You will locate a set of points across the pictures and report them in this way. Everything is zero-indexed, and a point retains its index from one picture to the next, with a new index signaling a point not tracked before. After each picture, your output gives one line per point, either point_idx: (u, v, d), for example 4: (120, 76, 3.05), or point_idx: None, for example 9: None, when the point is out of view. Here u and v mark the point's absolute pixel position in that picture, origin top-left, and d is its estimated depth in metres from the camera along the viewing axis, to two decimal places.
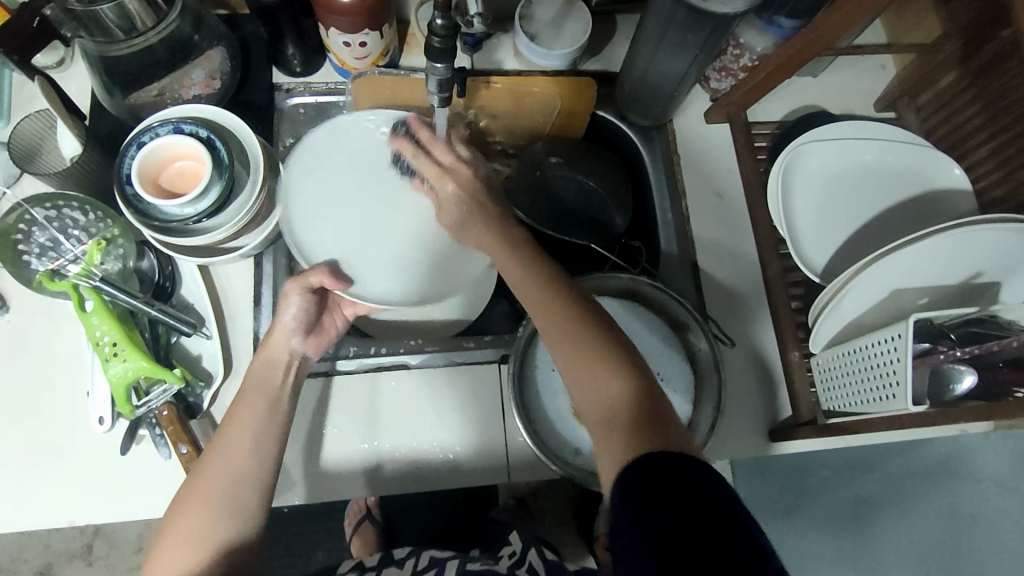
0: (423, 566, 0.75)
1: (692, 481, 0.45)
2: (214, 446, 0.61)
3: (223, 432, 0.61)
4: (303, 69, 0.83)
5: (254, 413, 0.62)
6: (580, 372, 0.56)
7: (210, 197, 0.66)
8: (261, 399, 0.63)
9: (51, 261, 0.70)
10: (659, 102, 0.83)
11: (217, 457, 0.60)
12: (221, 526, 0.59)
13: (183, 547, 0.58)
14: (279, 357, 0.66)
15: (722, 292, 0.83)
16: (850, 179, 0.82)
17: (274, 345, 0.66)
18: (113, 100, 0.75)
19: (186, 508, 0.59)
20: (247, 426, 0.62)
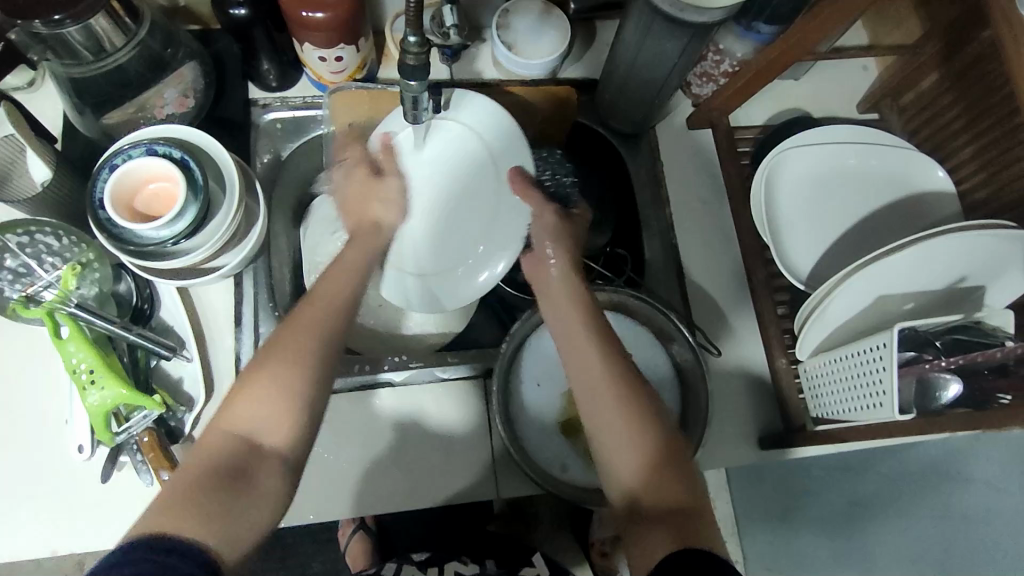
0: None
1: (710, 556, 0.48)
2: (304, 310, 0.57)
3: (317, 301, 0.58)
4: (279, 84, 0.82)
5: (346, 291, 0.60)
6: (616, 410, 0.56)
7: (186, 218, 0.65)
8: (347, 280, 0.61)
9: (25, 287, 0.69)
10: (640, 109, 0.82)
11: (311, 318, 0.56)
12: (311, 390, 0.54)
13: (267, 408, 0.52)
14: (369, 248, 0.66)
15: (709, 300, 0.83)
16: (834, 183, 0.81)
17: (361, 240, 0.66)
18: (84, 120, 0.73)
19: (278, 358, 0.53)
20: (341, 304, 0.59)
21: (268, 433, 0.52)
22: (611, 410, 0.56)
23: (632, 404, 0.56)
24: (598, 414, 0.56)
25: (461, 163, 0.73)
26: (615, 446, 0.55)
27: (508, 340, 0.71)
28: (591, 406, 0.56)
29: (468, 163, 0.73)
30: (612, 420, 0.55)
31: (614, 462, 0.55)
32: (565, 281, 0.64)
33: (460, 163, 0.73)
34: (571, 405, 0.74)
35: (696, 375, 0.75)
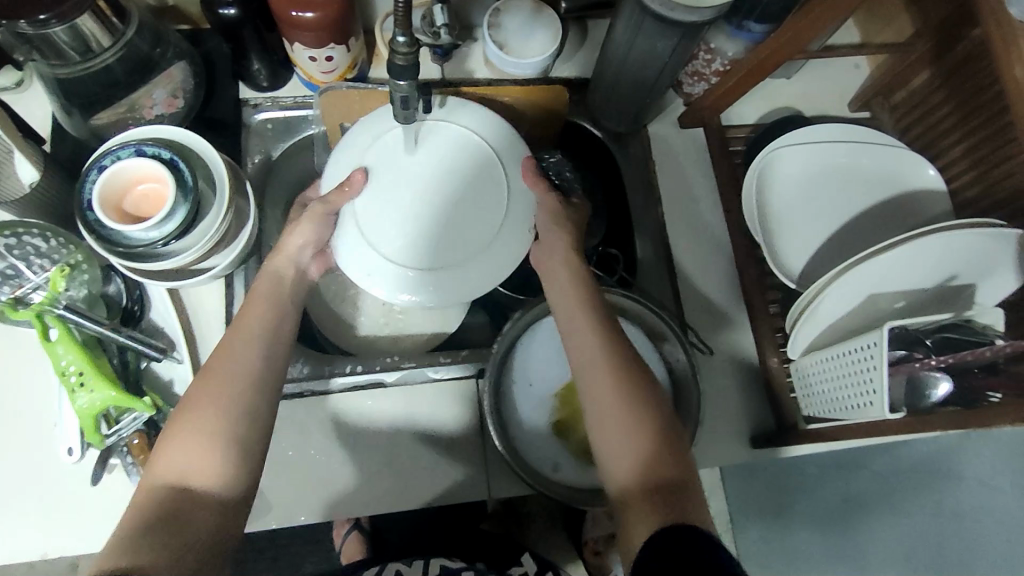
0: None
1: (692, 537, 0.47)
2: (220, 349, 0.59)
3: (231, 339, 0.60)
4: (270, 83, 0.81)
5: (261, 322, 0.62)
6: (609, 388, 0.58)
7: (175, 219, 0.65)
8: (263, 310, 0.63)
9: (14, 289, 0.69)
10: (632, 108, 0.82)
11: (226, 355, 0.58)
12: (237, 416, 0.55)
13: (198, 445, 0.53)
14: (283, 282, 0.67)
15: (701, 299, 0.83)
16: (826, 183, 0.81)
17: (269, 272, 0.68)
18: (74, 123, 0.73)
19: (201, 396, 0.55)
20: (255, 335, 0.60)
21: (197, 473, 0.52)
22: (607, 405, 0.57)
23: (630, 387, 0.58)
24: (597, 412, 0.58)
25: (455, 164, 0.68)
26: (610, 441, 0.57)
27: (499, 341, 0.71)
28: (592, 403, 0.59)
29: (460, 171, 0.68)
30: (609, 415, 0.57)
31: (611, 445, 0.57)
32: (571, 269, 0.67)
33: (454, 167, 0.68)
34: (564, 404, 0.73)
35: (687, 375, 0.74)
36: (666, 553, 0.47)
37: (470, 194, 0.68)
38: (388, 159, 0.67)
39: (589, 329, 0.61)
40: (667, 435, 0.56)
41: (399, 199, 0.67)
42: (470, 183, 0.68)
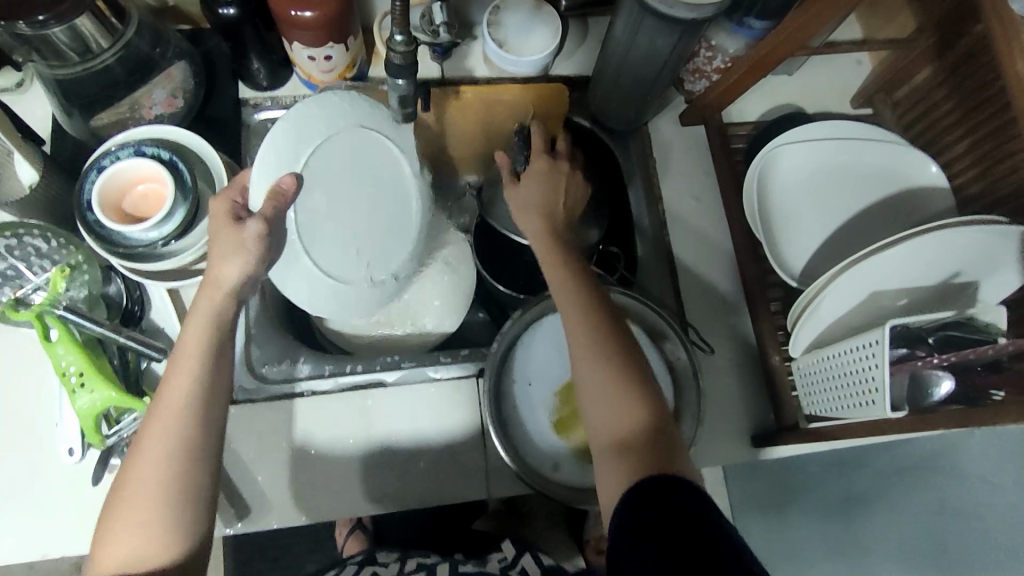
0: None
1: (677, 500, 0.48)
2: (146, 434, 0.54)
3: (156, 421, 0.54)
4: (270, 83, 0.81)
5: (186, 394, 0.54)
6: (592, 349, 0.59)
7: (175, 220, 0.65)
8: (187, 375, 0.55)
9: (15, 289, 0.69)
10: (633, 106, 0.82)
11: (151, 444, 0.53)
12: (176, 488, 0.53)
13: (136, 553, 0.51)
14: (216, 323, 0.56)
15: (702, 297, 0.82)
16: (828, 180, 0.81)
17: (202, 304, 0.56)
18: (73, 123, 0.73)
19: (129, 500, 0.52)
20: (179, 417, 0.54)
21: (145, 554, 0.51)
22: (596, 385, 0.58)
23: (614, 349, 0.59)
24: (590, 392, 0.59)
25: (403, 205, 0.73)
26: (600, 400, 0.58)
27: (499, 339, 0.72)
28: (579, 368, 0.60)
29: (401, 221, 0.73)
30: (596, 389, 0.58)
31: (599, 409, 0.58)
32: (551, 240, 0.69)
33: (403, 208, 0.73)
34: (563, 403, 0.73)
35: (688, 373, 0.74)
36: (655, 500, 0.49)
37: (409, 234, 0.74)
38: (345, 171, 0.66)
39: (582, 339, 0.60)
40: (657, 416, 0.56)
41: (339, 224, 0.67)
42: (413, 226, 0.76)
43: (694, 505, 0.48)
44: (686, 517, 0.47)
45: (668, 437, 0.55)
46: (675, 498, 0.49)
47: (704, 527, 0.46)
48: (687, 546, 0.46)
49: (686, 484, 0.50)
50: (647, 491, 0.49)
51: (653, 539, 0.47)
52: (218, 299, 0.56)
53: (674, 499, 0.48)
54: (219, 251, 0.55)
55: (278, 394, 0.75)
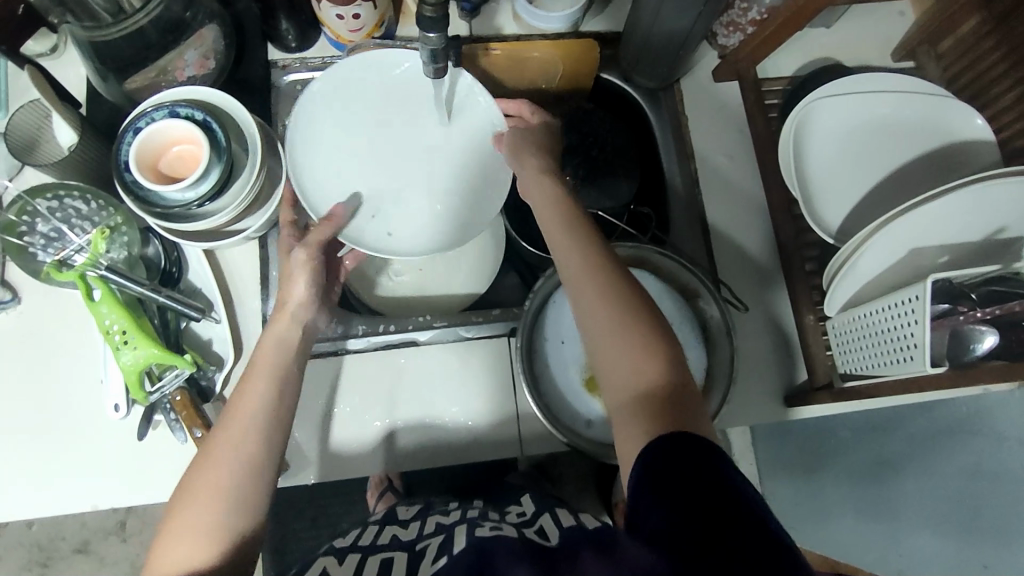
0: (427, 532, 0.61)
1: (703, 471, 0.46)
2: (214, 444, 0.56)
3: (227, 425, 0.57)
4: (298, 44, 0.81)
5: (258, 408, 0.58)
6: (599, 306, 0.57)
7: (210, 180, 0.66)
8: (266, 385, 0.59)
9: (57, 251, 0.70)
10: (665, 61, 0.80)
11: (223, 447, 0.56)
12: (242, 487, 0.55)
13: (189, 552, 0.52)
14: (284, 344, 0.63)
15: (734, 256, 0.81)
16: (866, 135, 0.79)
17: (274, 330, 0.63)
18: (108, 86, 0.73)
19: (194, 501, 0.54)
20: (249, 424, 0.57)
21: (198, 544, 0.52)
22: (604, 339, 0.56)
23: (622, 304, 0.56)
24: (602, 346, 0.56)
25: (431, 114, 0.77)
26: (610, 354, 0.56)
27: (531, 297, 0.72)
28: (587, 323, 0.57)
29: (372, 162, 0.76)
30: (608, 346, 0.56)
31: (609, 363, 0.56)
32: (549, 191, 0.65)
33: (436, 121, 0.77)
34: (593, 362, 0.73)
35: (720, 330, 0.73)
36: (675, 465, 0.46)
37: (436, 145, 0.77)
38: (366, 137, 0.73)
39: (595, 286, 0.57)
40: (675, 378, 0.54)
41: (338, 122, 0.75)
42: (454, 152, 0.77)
43: (715, 457, 0.47)
44: (704, 471, 0.46)
45: (686, 391, 0.53)
46: (693, 452, 0.47)
47: (728, 486, 0.45)
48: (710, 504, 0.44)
49: (702, 440, 0.48)
50: (665, 451, 0.47)
51: (672, 496, 0.45)
52: (291, 326, 0.64)
53: (697, 455, 0.47)
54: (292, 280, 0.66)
55: (316, 352, 0.76)
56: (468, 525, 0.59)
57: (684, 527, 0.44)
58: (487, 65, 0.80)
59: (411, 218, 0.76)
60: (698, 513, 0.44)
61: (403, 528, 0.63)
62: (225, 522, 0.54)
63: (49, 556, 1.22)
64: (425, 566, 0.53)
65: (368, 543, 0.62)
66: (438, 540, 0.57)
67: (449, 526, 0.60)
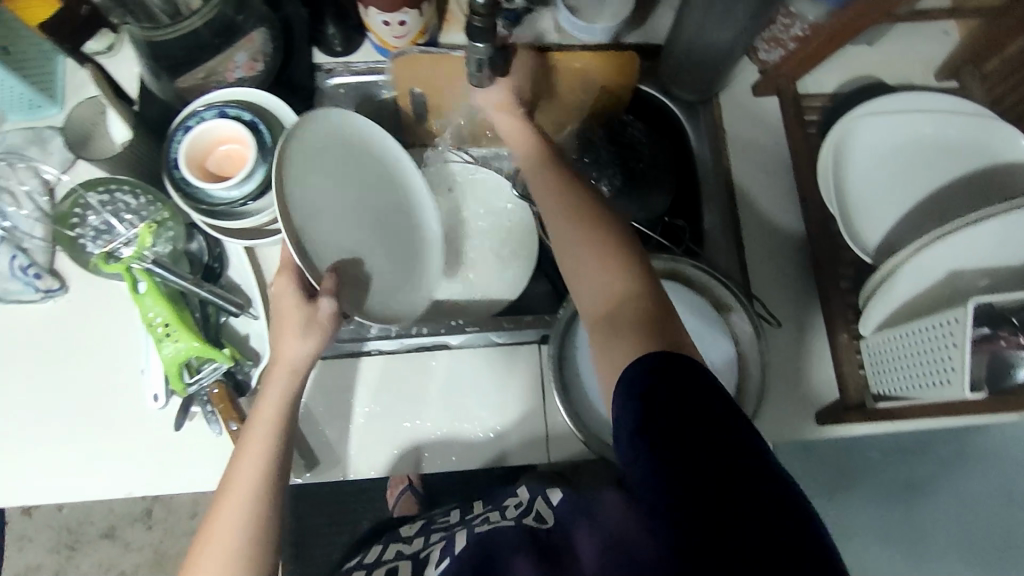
0: (432, 540, 0.62)
1: (702, 415, 0.45)
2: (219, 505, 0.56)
3: (230, 487, 0.56)
4: (344, 48, 0.83)
5: (256, 472, 0.56)
6: (580, 247, 0.59)
7: (255, 179, 0.68)
8: (266, 439, 0.58)
9: (105, 243, 0.73)
10: (704, 75, 0.80)
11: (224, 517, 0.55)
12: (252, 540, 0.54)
13: None
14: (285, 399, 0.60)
15: (767, 271, 0.81)
16: (906, 154, 0.78)
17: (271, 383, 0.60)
18: (159, 83, 0.75)
19: (203, 562, 0.54)
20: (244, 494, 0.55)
21: None
22: (590, 272, 0.58)
23: (605, 245, 0.58)
24: (586, 277, 0.58)
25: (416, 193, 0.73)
26: (594, 282, 0.57)
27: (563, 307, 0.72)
28: (570, 275, 0.59)
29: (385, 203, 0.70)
30: (591, 278, 0.58)
31: (592, 292, 0.57)
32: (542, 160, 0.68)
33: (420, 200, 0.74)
34: None
35: (753, 346, 0.73)
36: (669, 409, 0.45)
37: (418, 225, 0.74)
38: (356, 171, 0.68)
39: (579, 229, 0.60)
40: (653, 306, 0.55)
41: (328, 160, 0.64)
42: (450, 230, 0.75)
43: (717, 405, 0.45)
44: (699, 412, 0.45)
45: (668, 318, 0.54)
46: (690, 390, 0.46)
47: (734, 439, 0.44)
48: (713, 470, 0.43)
49: (696, 366, 0.48)
50: (658, 409, 0.46)
51: (670, 448, 0.44)
52: (289, 380, 0.60)
53: (694, 404, 0.45)
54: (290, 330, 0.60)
55: (333, 352, 0.77)
56: (467, 528, 0.61)
57: (698, 507, 0.42)
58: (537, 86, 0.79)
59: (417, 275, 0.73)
60: (697, 489, 0.42)
61: (407, 542, 0.66)
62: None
63: (77, 539, 1.25)
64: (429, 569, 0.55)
65: (380, 558, 0.63)
66: (440, 546, 0.59)
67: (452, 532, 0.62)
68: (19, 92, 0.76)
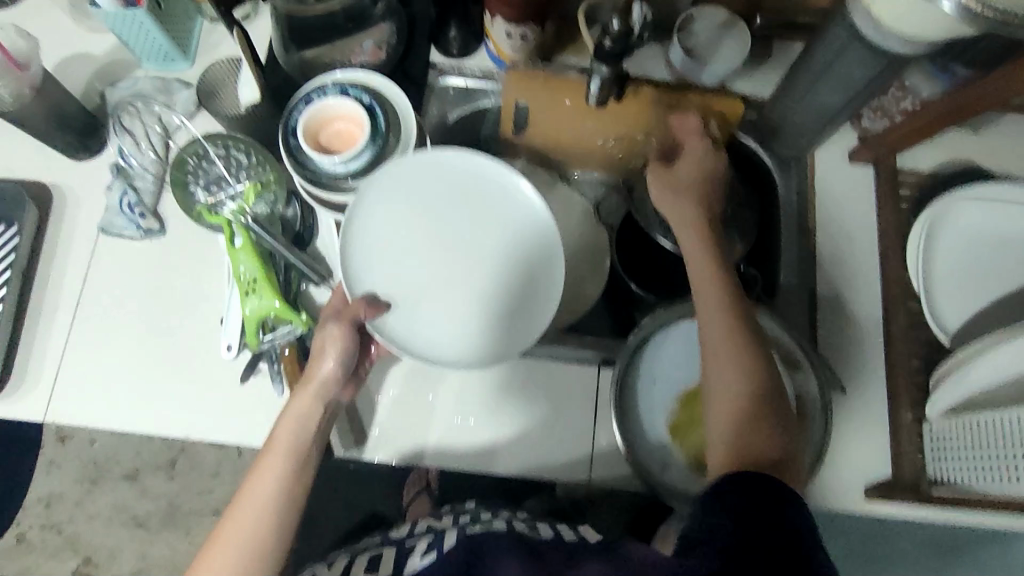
0: (417, 532, 0.60)
1: (766, 501, 0.51)
2: (235, 507, 0.59)
3: (247, 490, 0.59)
4: (460, 52, 0.86)
5: (273, 481, 0.59)
6: (727, 365, 0.62)
7: (363, 159, 0.71)
8: (286, 449, 0.61)
9: (212, 194, 0.77)
10: (806, 134, 0.81)
11: (232, 531, 0.58)
12: (262, 542, 0.58)
13: None
14: (307, 417, 0.63)
15: (838, 337, 0.80)
16: (997, 242, 0.78)
17: (298, 399, 0.64)
18: (287, 55, 0.80)
19: (209, 563, 0.57)
20: (262, 505, 0.58)
21: None
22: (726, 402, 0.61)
23: (751, 383, 0.61)
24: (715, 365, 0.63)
25: (513, 216, 0.73)
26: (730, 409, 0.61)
27: (635, 332, 0.74)
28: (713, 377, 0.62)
29: (467, 227, 0.73)
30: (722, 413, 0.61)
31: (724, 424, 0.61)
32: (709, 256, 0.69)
33: (522, 226, 0.73)
34: (683, 410, 0.74)
35: (816, 408, 0.73)
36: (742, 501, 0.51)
37: (502, 255, 0.73)
38: (441, 194, 0.73)
39: (729, 352, 0.62)
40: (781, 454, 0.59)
41: (404, 197, 0.72)
42: (535, 270, 0.73)
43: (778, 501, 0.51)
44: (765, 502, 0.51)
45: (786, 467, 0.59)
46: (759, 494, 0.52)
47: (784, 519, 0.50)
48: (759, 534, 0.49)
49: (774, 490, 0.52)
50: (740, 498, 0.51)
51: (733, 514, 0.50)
52: (313, 398, 0.64)
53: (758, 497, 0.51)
54: (319, 357, 0.66)
55: None
56: (459, 526, 0.58)
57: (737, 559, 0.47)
58: (620, 120, 0.80)
59: (480, 292, 0.73)
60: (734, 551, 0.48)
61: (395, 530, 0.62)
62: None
63: (100, 475, 1.25)
64: (411, 561, 0.53)
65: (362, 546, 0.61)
66: (428, 540, 0.56)
67: (442, 528, 0.59)
68: (159, 44, 0.81)
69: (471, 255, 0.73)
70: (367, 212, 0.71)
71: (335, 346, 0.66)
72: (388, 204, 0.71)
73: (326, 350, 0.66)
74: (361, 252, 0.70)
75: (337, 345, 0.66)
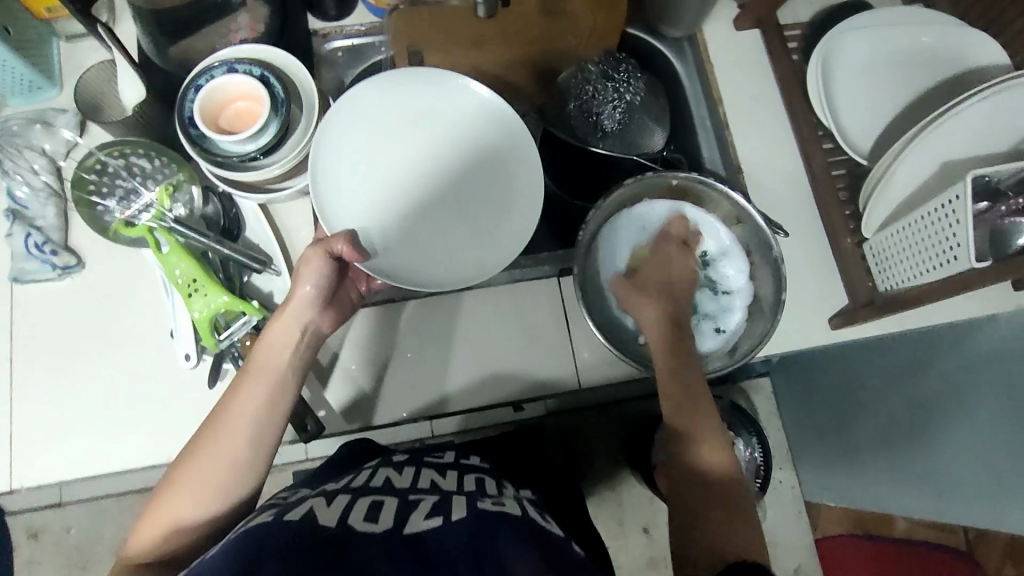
0: (421, 488, 0.55)
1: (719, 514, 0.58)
2: (217, 422, 0.57)
3: (228, 405, 0.58)
4: (337, 10, 0.84)
5: (256, 401, 0.58)
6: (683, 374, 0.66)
7: (269, 132, 0.68)
8: (274, 372, 0.60)
9: (125, 208, 0.74)
10: (691, 9, 0.83)
11: (207, 458, 0.55)
12: (241, 462, 0.56)
13: (182, 512, 0.54)
14: (291, 340, 0.62)
15: (768, 191, 0.84)
16: (882, 66, 0.82)
17: (286, 317, 0.63)
18: (160, 52, 0.77)
19: (186, 477, 0.55)
20: (244, 423, 0.57)
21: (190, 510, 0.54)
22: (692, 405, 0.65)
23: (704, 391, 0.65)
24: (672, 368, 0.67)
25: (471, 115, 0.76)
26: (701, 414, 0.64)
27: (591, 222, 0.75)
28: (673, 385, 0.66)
29: (423, 145, 0.77)
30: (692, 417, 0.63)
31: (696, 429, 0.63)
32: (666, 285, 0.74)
33: (478, 121, 0.76)
34: None
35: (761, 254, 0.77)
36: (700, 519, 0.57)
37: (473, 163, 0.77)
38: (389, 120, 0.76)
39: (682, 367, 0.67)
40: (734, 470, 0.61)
41: (355, 132, 0.74)
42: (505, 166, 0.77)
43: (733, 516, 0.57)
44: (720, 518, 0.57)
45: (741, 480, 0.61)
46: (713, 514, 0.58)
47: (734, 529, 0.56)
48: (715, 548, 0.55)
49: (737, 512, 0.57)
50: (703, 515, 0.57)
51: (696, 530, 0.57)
52: (299, 320, 0.63)
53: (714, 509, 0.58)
54: (305, 276, 0.64)
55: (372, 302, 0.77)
56: (468, 496, 0.53)
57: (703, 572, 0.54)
58: (508, 35, 0.81)
59: (457, 201, 0.77)
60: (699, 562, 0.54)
61: (397, 472, 0.58)
62: (218, 492, 0.55)
63: None
64: (414, 522, 0.47)
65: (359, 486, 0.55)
66: (434, 498, 0.52)
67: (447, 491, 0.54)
68: (21, 75, 0.76)
69: (429, 177, 0.77)
70: (330, 158, 0.72)
71: (320, 266, 0.64)
72: (343, 143, 0.74)
73: (307, 270, 0.63)
74: (336, 196, 0.72)
75: (322, 266, 0.64)
